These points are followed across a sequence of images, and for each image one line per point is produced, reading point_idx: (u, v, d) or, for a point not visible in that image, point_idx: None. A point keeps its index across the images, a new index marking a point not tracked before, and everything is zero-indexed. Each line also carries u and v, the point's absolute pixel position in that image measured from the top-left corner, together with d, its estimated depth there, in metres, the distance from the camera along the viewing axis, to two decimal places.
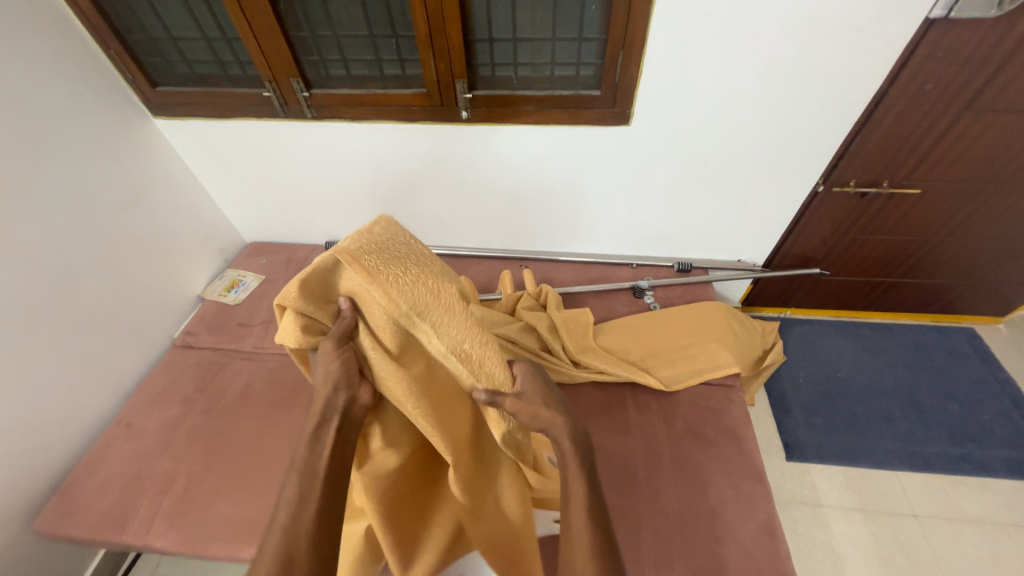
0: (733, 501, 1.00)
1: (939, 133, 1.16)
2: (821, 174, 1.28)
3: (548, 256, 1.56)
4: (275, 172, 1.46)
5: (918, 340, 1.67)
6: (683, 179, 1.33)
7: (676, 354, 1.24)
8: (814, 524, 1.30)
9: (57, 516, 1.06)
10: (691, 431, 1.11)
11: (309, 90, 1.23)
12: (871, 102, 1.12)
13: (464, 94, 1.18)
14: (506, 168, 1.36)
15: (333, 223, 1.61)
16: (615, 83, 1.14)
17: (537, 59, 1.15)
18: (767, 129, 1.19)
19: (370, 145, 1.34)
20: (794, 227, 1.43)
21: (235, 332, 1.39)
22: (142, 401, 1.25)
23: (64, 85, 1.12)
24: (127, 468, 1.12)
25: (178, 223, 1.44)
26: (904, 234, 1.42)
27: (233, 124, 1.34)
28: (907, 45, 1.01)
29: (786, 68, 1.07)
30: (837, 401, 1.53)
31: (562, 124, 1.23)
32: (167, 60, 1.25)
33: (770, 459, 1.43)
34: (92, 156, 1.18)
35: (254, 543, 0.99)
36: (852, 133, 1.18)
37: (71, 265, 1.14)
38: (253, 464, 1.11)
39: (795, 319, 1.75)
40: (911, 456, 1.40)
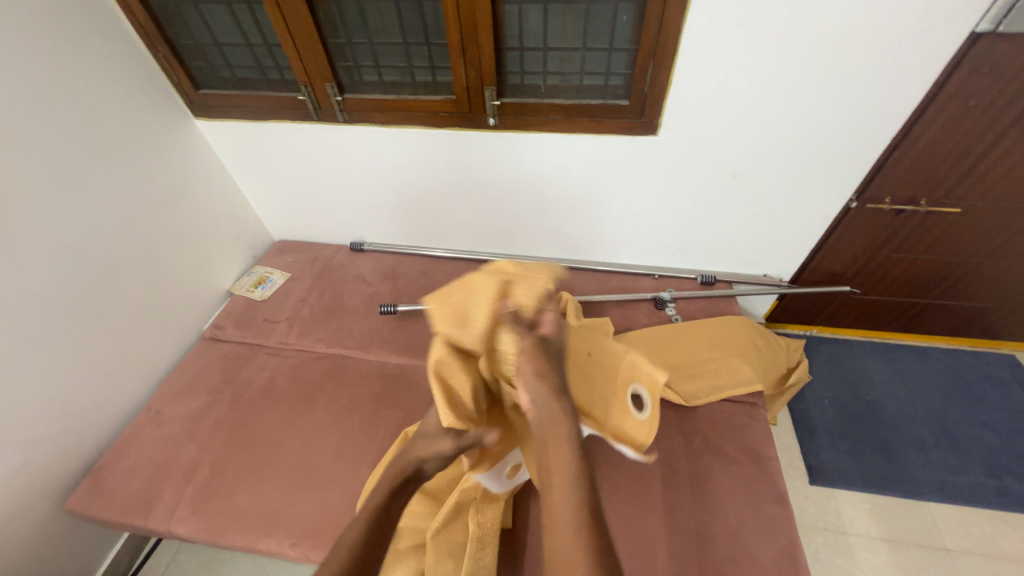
0: (753, 522, 0.97)
1: (982, 150, 1.12)
2: (854, 189, 1.25)
3: (569, 263, 1.56)
4: (306, 173, 1.51)
5: (954, 365, 1.60)
6: (710, 191, 1.31)
7: (698, 369, 1.22)
8: (837, 552, 1.25)
9: (88, 497, 1.10)
10: (711, 448, 1.09)
11: (342, 95, 1.27)
12: (909, 117, 1.09)
13: (492, 102, 1.20)
14: (531, 175, 1.36)
15: (359, 224, 1.64)
16: (644, 93, 1.14)
17: (567, 69, 1.16)
18: (799, 143, 1.17)
19: (398, 149, 1.37)
20: (824, 243, 1.40)
21: (260, 327, 1.42)
22: (171, 390, 1.29)
23: (115, 85, 1.18)
24: (155, 454, 1.16)
25: (213, 220, 1.49)
26: (942, 254, 1.36)
27: (269, 126, 1.39)
28: (951, 59, 0.98)
29: (822, 82, 1.05)
30: (864, 425, 1.47)
31: (588, 133, 1.23)
32: (210, 64, 1.31)
33: (792, 481, 1.38)
34: (137, 153, 1.24)
35: (271, 535, 1.01)
36: (889, 148, 1.15)
37: (113, 257, 1.19)
38: (273, 457, 1.13)
39: (822, 338, 1.70)
40: (943, 486, 1.33)
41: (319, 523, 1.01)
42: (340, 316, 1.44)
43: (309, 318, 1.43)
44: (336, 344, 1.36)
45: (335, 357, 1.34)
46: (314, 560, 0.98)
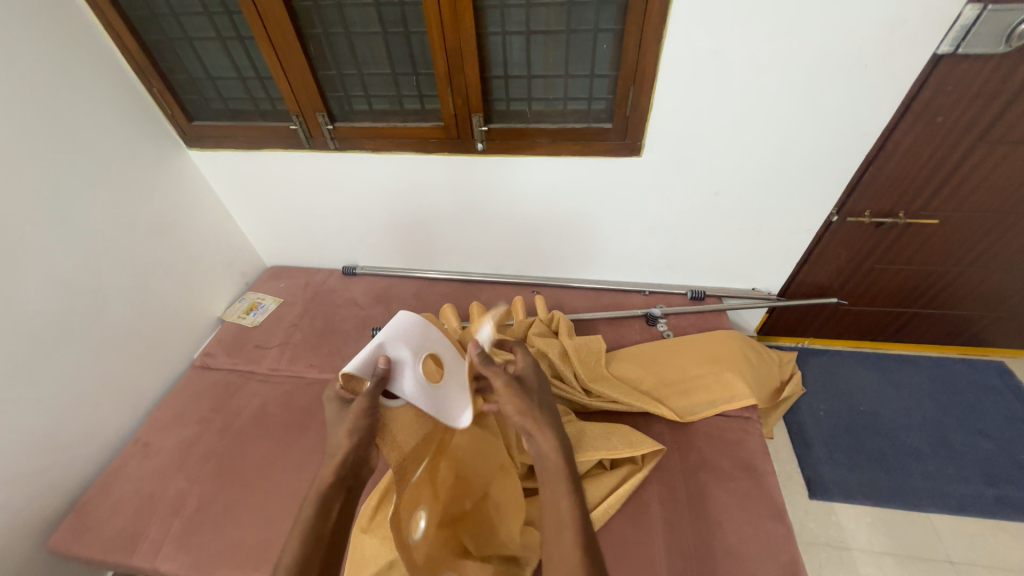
0: (752, 540, 0.96)
1: (955, 162, 1.15)
2: (834, 204, 1.28)
3: (560, 282, 1.57)
4: (297, 199, 1.52)
5: (945, 373, 1.61)
6: (694, 208, 1.34)
7: (691, 384, 1.22)
8: (841, 568, 1.23)
9: (71, 534, 1.07)
10: (706, 464, 1.08)
11: (333, 123, 1.30)
12: (880, 135, 1.13)
13: (480, 127, 1.23)
14: (519, 196, 1.39)
15: (351, 248, 1.65)
16: (626, 116, 1.18)
17: (551, 95, 1.20)
18: (778, 161, 1.21)
19: (389, 173, 1.39)
20: (809, 256, 1.42)
21: (252, 354, 1.42)
22: (159, 420, 1.27)
23: (110, 122, 1.21)
24: (141, 488, 1.13)
25: (204, 248, 1.50)
26: (923, 264, 1.39)
27: (261, 154, 1.41)
28: (917, 79, 1.03)
29: (795, 103, 1.10)
30: (861, 436, 1.47)
31: (574, 155, 1.26)
32: (204, 97, 1.34)
33: (792, 496, 1.37)
34: (131, 185, 1.26)
35: (260, 569, 0.98)
36: (864, 165, 1.19)
37: (103, 289, 1.19)
38: (264, 488, 1.11)
39: (813, 349, 1.71)
40: (942, 497, 1.33)
41: None
42: (332, 340, 1.43)
43: (302, 343, 1.43)
44: (328, 369, 1.35)
45: (328, 383, 1.33)
46: None
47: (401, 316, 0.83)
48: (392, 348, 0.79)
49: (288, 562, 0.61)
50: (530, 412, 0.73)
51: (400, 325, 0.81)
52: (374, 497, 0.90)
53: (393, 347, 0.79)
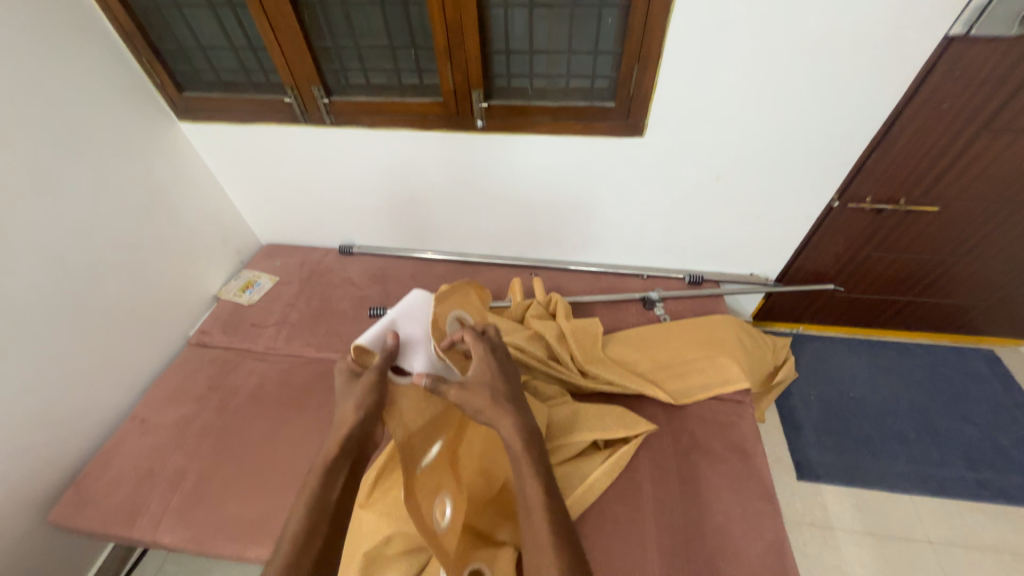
0: (740, 519, 0.98)
1: (959, 148, 1.14)
2: (836, 189, 1.27)
3: (558, 264, 1.57)
4: (292, 176, 1.49)
5: (935, 360, 1.63)
6: (694, 192, 1.33)
7: (686, 368, 1.22)
8: (824, 546, 1.27)
9: (71, 508, 1.08)
10: (699, 446, 1.10)
11: (329, 97, 1.26)
12: (886, 119, 1.11)
13: (480, 104, 1.20)
14: (518, 177, 1.37)
15: (348, 227, 1.63)
16: (630, 96, 1.15)
17: (553, 71, 1.17)
18: (781, 145, 1.19)
19: (387, 151, 1.36)
20: (808, 242, 1.42)
21: (248, 332, 1.41)
22: (156, 397, 1.27)
23: (98, 91, 1.16)
24: (140, 463, 1.14)
25: (198, 224, 1.48)
26: (920, 252, 1.39)
27: (255, 128, 1.37)
28: (926, 62, 1.01)
29: (802, 85, 1.07)
30: (849, 420, 1.50)
31: (575, 135, 1.24)
32: (195, 67, 1.30)
33: (781, 478, 1.40)
34: (121, 158, 1.23)
35: (260, 542, 1.00)
36: (868, 149, 1.18)
37: (96, 265, 1.17)
38: (262, 464, 1.12)
39: (807, 335, 1.73)
40: (925, 480, 1.36)
41: None
42: (329, 319, 1.43)
43: (298, 322, 1.42)
44: (325, 348, 1.35)
45: (324, 362, 1.33)
46: None
47: (412, 294, 0.83)
48: (402, 326, 0.80)
49: (288, 535, 0.62)
50: (489, 395, 0.68)
51: (411, 304, 0.82)
52: (370, 473, 0.91)
53: (404, 326, 0.80)
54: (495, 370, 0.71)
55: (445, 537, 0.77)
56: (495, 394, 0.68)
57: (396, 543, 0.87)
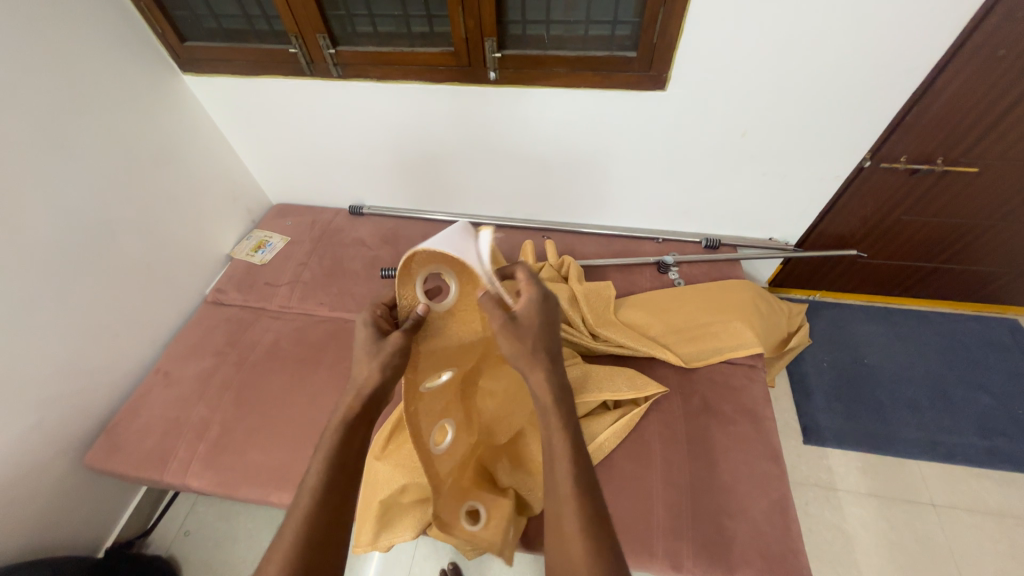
0: (746, 478, 1.00)
1: (1010, 103, 1.06)
2: (869, 147, 1.20)
3: (571, 227, 1.54)
4: (300, 133, 1.46)
5: (956, 330, 1.60)
6: (716, 149, 1.27)
7: (698, 332, 1.21)
8: (826, 506, 1.30)
9: (104, 452, 1.14)
10: (708, 408, 1.11)
11: (335, 47, 1.21)
12: (931, 71, 1.03)
13: (493, 54, 1.13)
14: (532, 134, 1.32)
15: (358, 187, 1.61)
16: (653, 44, 1.07)
17: (571, 17, 1.09)
18: (813, 100, 1.12)
19: (396, 106, 1.32)
20: (833, 206, 1.36)
21: (262, 291, 1.43)
22: (177, 352, 1.31)
23: (100, 41, 1.13)
24: (166, 413, 1.19)
25: (209, 183, 1.47)
26: (954, 216, 1.33)
27: (260, 82, 1.33)
28: (985, 2, 0.91)
29: (843, 31, 0.99)
30: (861, 387, 1.49)
31: (593, 88, 1.17)
32: (195, 14, 1.24)
33: (787, 441, 1.42)
34: (127, 113, 1.20)
35: (282, 488, 1.05)
36: (909, 104, 1.10)
37: (109, 222, 1.18)
38: (282, 417, 1.16)
39: (824, 302, 1.69)
40: (934, 446, 1.37)
41: None
42: (341, 279, 1.43)
43: (311, 282, 1.43)
44: (338, 308, 1.36)
45: (338, 321, 1.35)
46: None
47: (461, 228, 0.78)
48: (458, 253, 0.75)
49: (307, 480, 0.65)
50: (528, 351, 0.66)
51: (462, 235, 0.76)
52: (385, 428, 0.94)
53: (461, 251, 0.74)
54: (543, 322, 0.68)
55: (440, 463, 0.80)
56: (532, 353, 0.65)
57: (411, 493, 0.91)
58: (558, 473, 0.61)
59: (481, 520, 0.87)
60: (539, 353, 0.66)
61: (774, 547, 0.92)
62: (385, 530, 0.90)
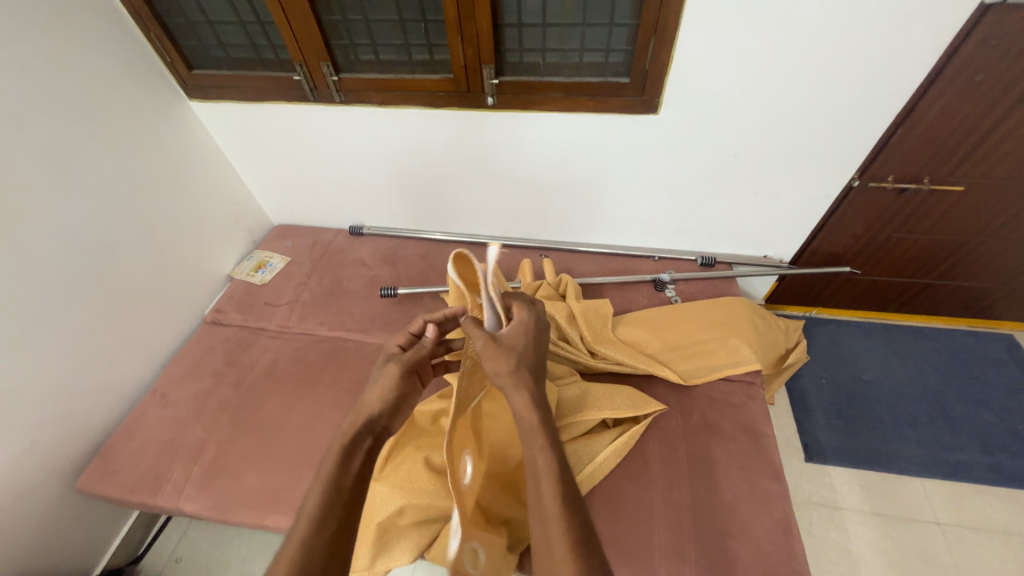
0: (748, 497, 0.99)
1: (991, 124, 1.10)
2: (857, 167, 1.23)
3: (569, 246, 1.56)
4: (302, 155, 1.49)
5: (952, 345, 1.60)
6: (709, 170, 1.30)
7: (696, 349, 1.22)
8: (830, 526, 1.28)
9: (97, 476, 1.13)
10: (708, 426, 1.10)
11: (338, 74, 1.25)
12: (913, 95, 1.07)
13: (491, 80, 1.17)
14: (530, 156, 1.35)
15: (358, 207, 1.63)
16: (645, 70, 1.12)
17: (566, 46, 1.14)
18: (799, 122, 1.16)
19: (396, 129, 1.35)
20: (825, 224, 1.39)
21: (262, 311, 1.43)
22: (175, 373, 1.31)
23: (109, 69, 1.16)
24: (161, 435, 1.18)
25: (211, 205, 1.49)
26: (943, 233, 1.36)
27: (265, 108, 1.37)
28: (959, 32, 0.96)
29: (825, 59, 1.04)
30: (861, 404, 1.49)
31: (588, 112, 1.21)
32: (203, 44, 1.28)
33: (788, 459, 1.41)
34: (132, 136, 1.23)
35: (278, 511, 1.04)
36: (893, 126, 1.13)
37: (112, 244, 1.19)
38: (278, 438, 1.15)
39: (821, 319, 1.70)
40: (936, 463, 1.36)
41: None
42: (341, 299, 1.44)
43: (310, 301, 1.44)
44: (338, 327, 1.37)
45: (337, 340, 1.35)
46: None
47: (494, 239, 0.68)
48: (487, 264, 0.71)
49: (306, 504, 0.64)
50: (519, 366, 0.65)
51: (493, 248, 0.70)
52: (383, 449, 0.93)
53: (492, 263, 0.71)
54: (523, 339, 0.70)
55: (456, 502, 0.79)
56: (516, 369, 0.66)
57: (409, 516, 0.90)
58: (552, 494, 0.59)
59: (481, 561, 0.84)
60: (522, 369, 0.66)
61: (778, 568, 0.90)
62: (381, 554, 0.88)
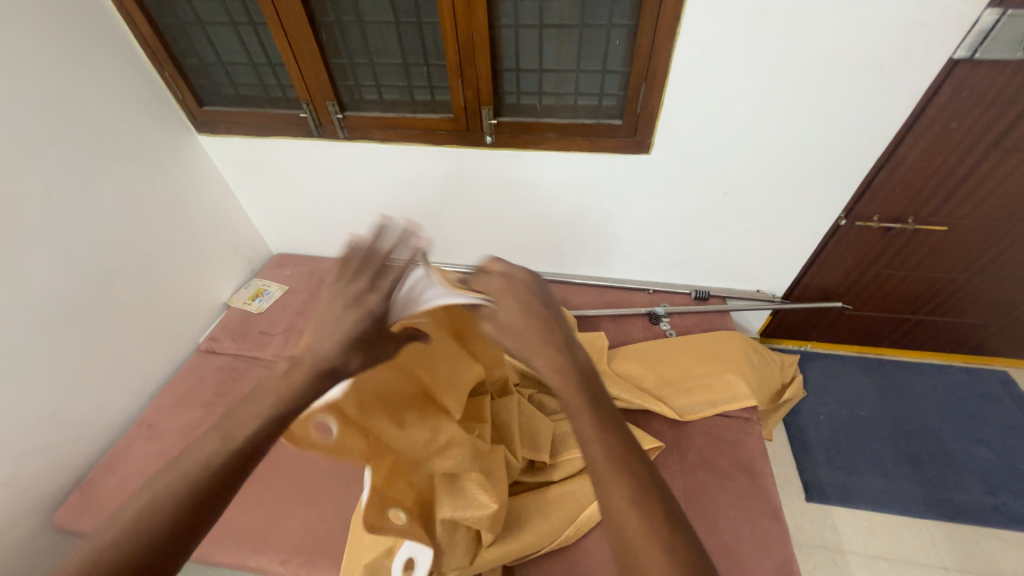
0: (748, 539, 0.97)
1: (968, 168, 1.14)
2: (843, 207, 1.27)
3: (564, 278, 1.58)
4: (305, 187, 1.53)
5: (949, 381, 1.60)
6: (701, 207, 1.34)
7: (691, 383, 1.22)
8: (834, 571, 1.24)
9: (77, 511, 1.09)
10: (705, 463, 1.09)
11: (343, 112, 1.30)
12: (892, 140, 1.12)
13: (489, 120, 1.23)
14: (527, 191, 1.39)
15: (358, 238, 1.66)
16: (637, 113, 1.17)
17: (561, 89, 1.19)
18: (783, 163, 1.21)
19: (398, 164, 1.39)
20: (815, 260, 1.42)
21: (257, 340, 1.43)
22: (164, 403, 1.29)
23: (121, 107, 1.22)
24: (146, 468, 1.15)
25: (213, 233, 1.52)
26: (930, 271, 1.38)
27: (270, 143, 1.41)
28: (930, 84, 1.02)
29: (804, 107, 1.10)
30: (860, 441, 1.47)
31: (583, 151, 1.26)
32: (215, 82, 1.34)
33: (789, 498, 1.38)
34: (139, 169, 1.27)
35: (261, 551, 1.00)
36: (875, 168, 1.18)
37: (112, 271, 1.21)
38: (266, 472, 1.12)
39: (816, 353, 1.70)
40: (939, 503, 1.33)
41: (308, 540, 1.01)
42: None
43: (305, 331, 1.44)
44: None
45: None
46: None
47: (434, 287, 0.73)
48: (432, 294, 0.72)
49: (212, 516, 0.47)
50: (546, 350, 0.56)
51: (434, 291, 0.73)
52: None
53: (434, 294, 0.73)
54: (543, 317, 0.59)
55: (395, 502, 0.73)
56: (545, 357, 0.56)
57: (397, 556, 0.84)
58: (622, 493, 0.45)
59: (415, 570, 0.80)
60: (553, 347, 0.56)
61: None
62: None
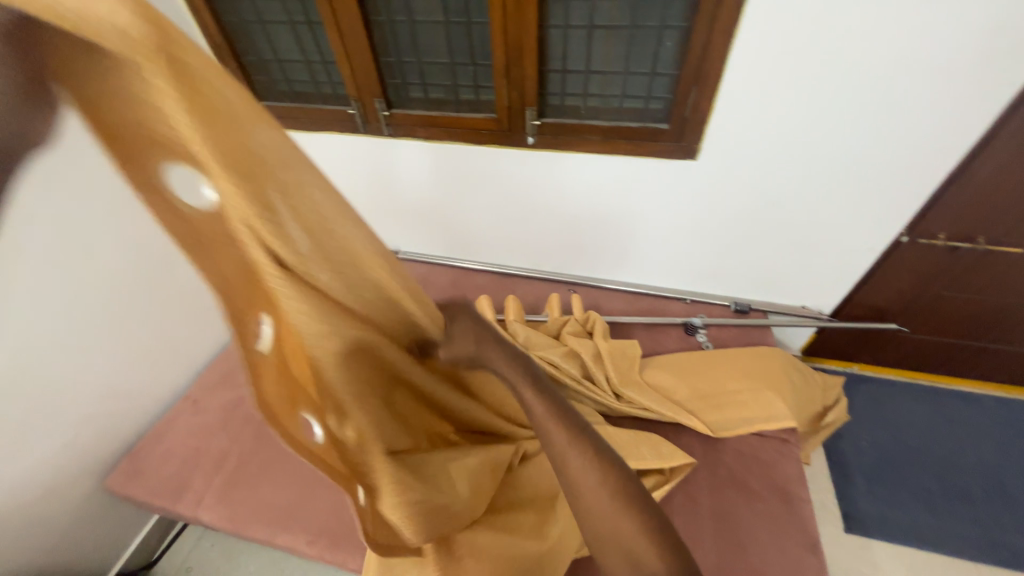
0: (778, 565, 0.93)
1: None
2: (905, 224, 1.19)
3: (598, 282, 1.55)
4: (348, 181, 1.57)
5: (1012, 415, 1.47)
6: (747, 216, 1.29)
7: (725, 399, 1.17)
8: None
9: (126, 476, 1.17)
10: (737, 482, 1.05)
11: (389, 110, 1.33)
12: (966, 153, 1.04)
13: (532, 121, 1.22)
14: (565, 193, 1.37)
15: (396, 233, 1.69)
16: (685, 118, 1.14)
17: (607, 91, 1.17)
18: (840, 175, 1.14)
19: (438, 162, 1.41)
20: (867, 277, 1.34)
21: None
22: (208, 380, 1.35)
23: None
24: (189, 442, 1.22)
25: None
26: (998, 295, 1.28)
27: (319, 138, 1.46)
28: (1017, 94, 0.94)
29: (869, 116, 1.03)
30: (906, 472, 1.38)
31: (625, 155, 1.24)
32: (271, 78, 1.40)
33: (825, 526, 1.30)
34: None
35: (290, 530, 1.04)
36: (945, 183, 1.10)
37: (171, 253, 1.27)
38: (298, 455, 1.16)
39: (864, 376, 1.60)
40: (993, 546, 1.23)
41: (335, 524, 1.04)
42: None
43: None
44: None
45: None
46: (328, 559, 1.00)
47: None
48: None
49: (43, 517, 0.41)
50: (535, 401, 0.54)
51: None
52: None
53: None
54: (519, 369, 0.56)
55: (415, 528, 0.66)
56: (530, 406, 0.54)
57: None
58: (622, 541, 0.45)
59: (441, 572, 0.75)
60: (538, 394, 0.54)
61: None
62: None
